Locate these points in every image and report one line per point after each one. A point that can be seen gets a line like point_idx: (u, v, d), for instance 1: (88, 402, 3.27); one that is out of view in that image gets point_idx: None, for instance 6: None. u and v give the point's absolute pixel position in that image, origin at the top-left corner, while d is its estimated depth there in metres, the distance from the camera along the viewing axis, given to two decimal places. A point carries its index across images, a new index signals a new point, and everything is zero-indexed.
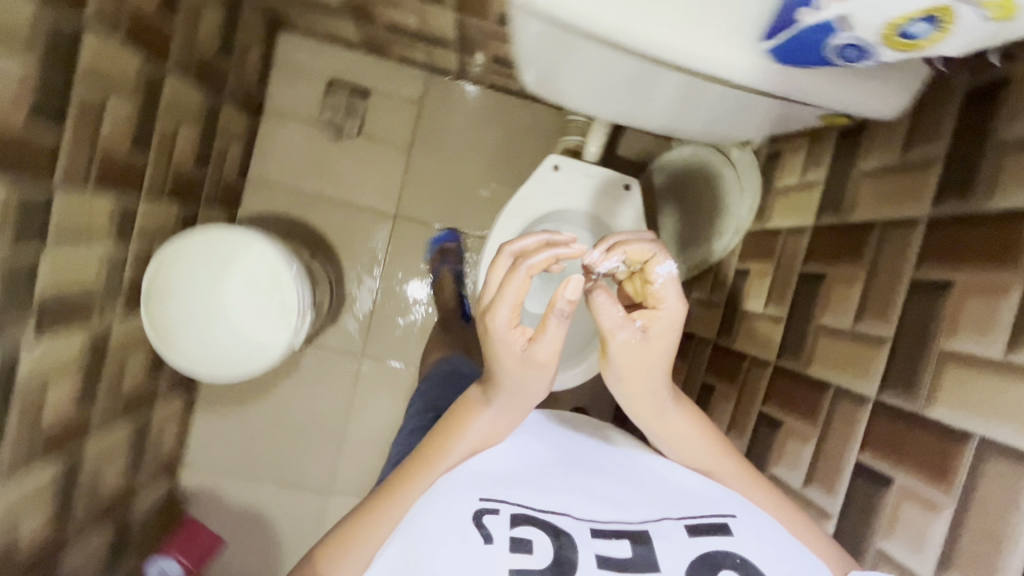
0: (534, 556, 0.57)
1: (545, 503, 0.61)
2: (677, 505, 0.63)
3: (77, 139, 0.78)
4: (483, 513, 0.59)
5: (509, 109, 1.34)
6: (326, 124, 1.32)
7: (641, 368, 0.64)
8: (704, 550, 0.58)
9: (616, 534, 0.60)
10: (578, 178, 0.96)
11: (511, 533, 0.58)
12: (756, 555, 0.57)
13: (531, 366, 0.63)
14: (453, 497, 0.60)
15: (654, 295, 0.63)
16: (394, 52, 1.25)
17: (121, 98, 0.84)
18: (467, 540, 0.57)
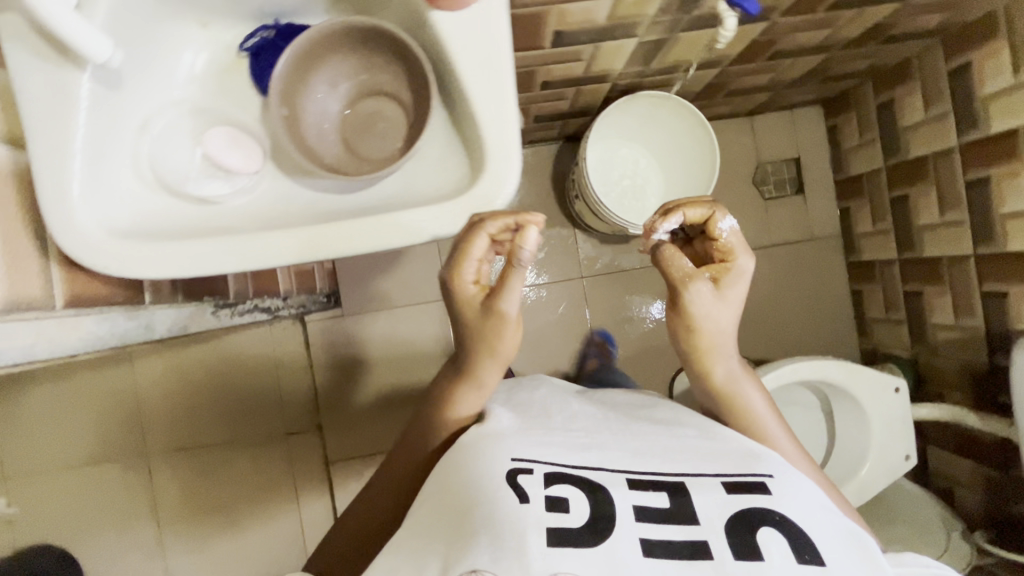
0: (569, 514, 0.56)
1: (577, 460, 0.62)
2: (709, 458, 0.65)
3: (809, 25, 0.89)
4: (517, 472, 0.59)
5: (838, 314, 1.45)
6: (760, 171, 1.45)
7: (713, 330, 0.76)
8: (746, 506, 0.59)
9: (653, 487, 0.60)
10: (893, 415, 1.04)
11: (547, 495, 0.57)
12: (792, 512, 0.59)
13: (495, 319, 0.65)
14: (486, 459, 0.60)
15: (723, 248, 0.76)
16: (853, 204, 1.38)
17: (827, 38, 0.97)
18: (504, 496, 0.56)
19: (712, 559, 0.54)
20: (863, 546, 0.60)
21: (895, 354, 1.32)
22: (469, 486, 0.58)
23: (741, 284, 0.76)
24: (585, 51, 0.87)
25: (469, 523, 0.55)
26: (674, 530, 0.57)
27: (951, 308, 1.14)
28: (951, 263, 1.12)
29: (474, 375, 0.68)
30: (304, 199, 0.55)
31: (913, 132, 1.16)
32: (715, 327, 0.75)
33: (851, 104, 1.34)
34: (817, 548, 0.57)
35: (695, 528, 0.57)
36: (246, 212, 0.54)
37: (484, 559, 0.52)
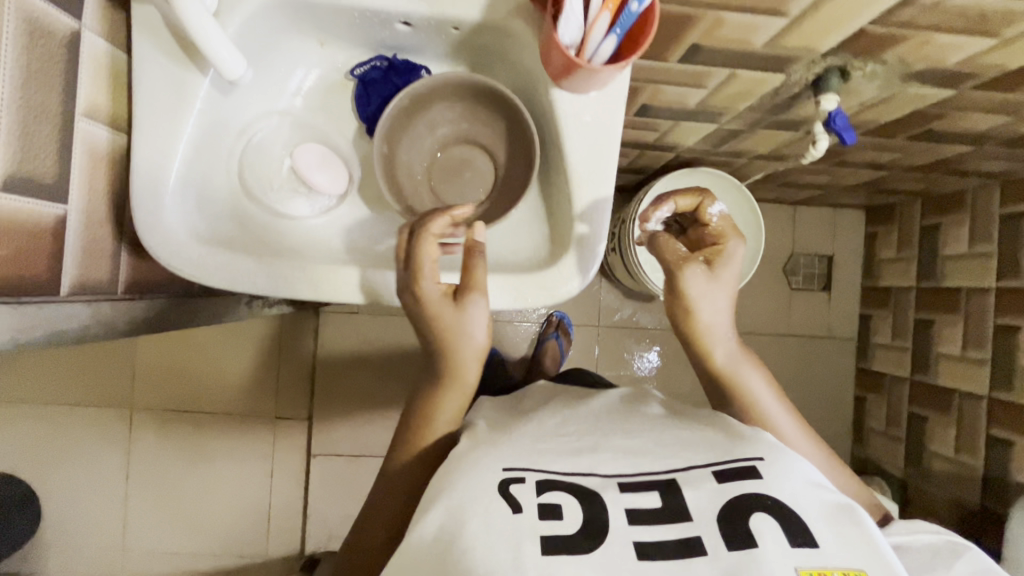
0: (563, 523, 0.48)
1: (567, 465, 0.52)
2: (704, 446, 0.54)
3: (883, 145, 0.90)
4: (508, 484, 0.50)
5: (837, 416, 1.46)
6: (792, 261, 1.46)
7: (715, 326, 0.67)
8: (735, 493, 0.49)
9: (645, 485, 0.50)
10: None
11: (540, 502, 0.49)
12: (789, 496, 0.49)
13: (466, 304, 0.48)
14: (474, 466, 0.51)
15: (714, 231, 0.72)
16: (876, 313, 1.40)
17: (895, 158, 0.98)
18: (494, 504, 0.48)
19: (707, 553, 0.46)
20: (859, 523, 0.47)
21: (886, 469, 1.34)
22: (469, 489, 0.50)
23: (735, 268, 0.69)
24: (664, 125, 0.88)
25: (463, 538, 0.47)
26: (666, 530, 0.47)
27: (954, 442, 1.15)
28: (963, 398, 1.13)
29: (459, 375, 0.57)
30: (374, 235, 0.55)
31: (953, 263, 1.18)
32: (712, 308, 0.66)
33: (895, 218, 1.35)
34: (816, 530, 0.47)
35: (691, 527, 0.47)
36: (324, 236, 0.54)
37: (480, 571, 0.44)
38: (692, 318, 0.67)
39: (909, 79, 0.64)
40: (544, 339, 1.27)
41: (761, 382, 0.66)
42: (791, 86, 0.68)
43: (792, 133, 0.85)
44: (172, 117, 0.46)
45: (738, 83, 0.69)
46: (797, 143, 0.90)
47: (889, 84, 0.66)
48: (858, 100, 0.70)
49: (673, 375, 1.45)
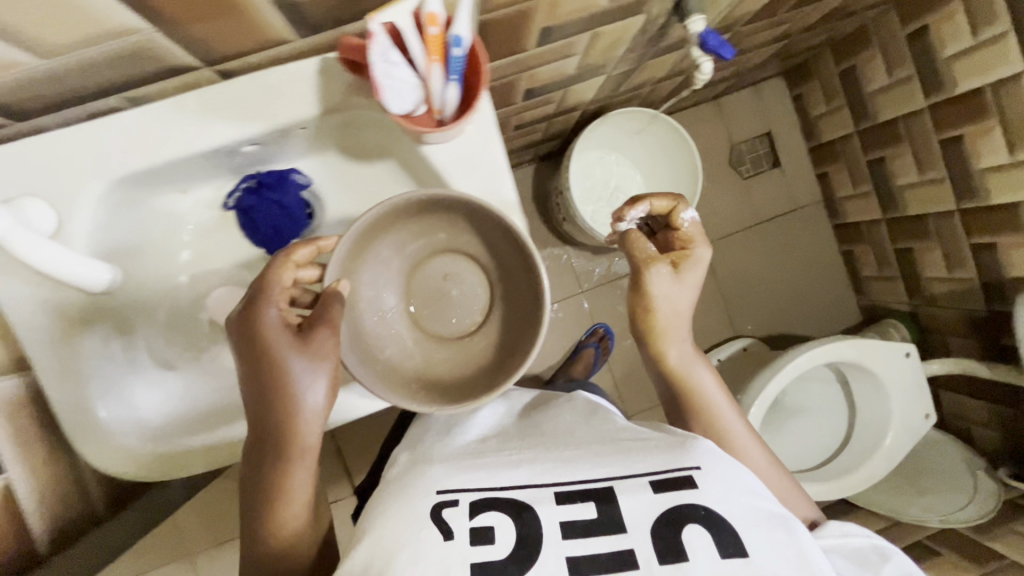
0: (495, 545, 0.51)
1: (507, 481, 0.55)
2: (641, 449, 0.58)
3: (770, 22, 0.88)
4: (441, 505, 0.53)
5: (833, 277, 1.48)
6: (735, 152, 1.45)
7: (671, 319, 0.78)
8: (670, 504, 0.52)
9: (582, 497, 0.53)
10: (908, 376, 1.07)
11: (473, 524, 0.51)
12: (722, 506, 0.52)
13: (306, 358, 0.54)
14: (407, 498, 0.54)
15: (685, 235, 0.78)
16: (831, 169, 1.40)
17: (788, 26, 0.96)
18: (426, 531, 0.51)
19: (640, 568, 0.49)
20: (787, 530, 0.52)
21: (895, 309, 1.36)
22: (388, 523, 0.52)
23: (699, 271, 0.78)
24: (555, 96, 0.85)
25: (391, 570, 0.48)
26: (602, 543, 0.51)
27: (944, 262, 1.16)
28: (937, 219, 1.14)
29: (296, 429, 0.54)
30: None
31: (880, 96, 1.17)
32: (671, 302, 0.76)
33: (812, 73, 1.34)
34: (746, 540, 0.50)
35: (625, 540, 0.51)
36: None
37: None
38: (657, 309, 0.77)
39: None
40: (582, 346, 1.37)
41: (710, 379, 0.79)
42: (655, 19, 0.66)
43: (679, 52, 0.83)
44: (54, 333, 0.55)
45: (603, 38, 0.67)
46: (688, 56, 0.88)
47: None
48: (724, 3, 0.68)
49: None
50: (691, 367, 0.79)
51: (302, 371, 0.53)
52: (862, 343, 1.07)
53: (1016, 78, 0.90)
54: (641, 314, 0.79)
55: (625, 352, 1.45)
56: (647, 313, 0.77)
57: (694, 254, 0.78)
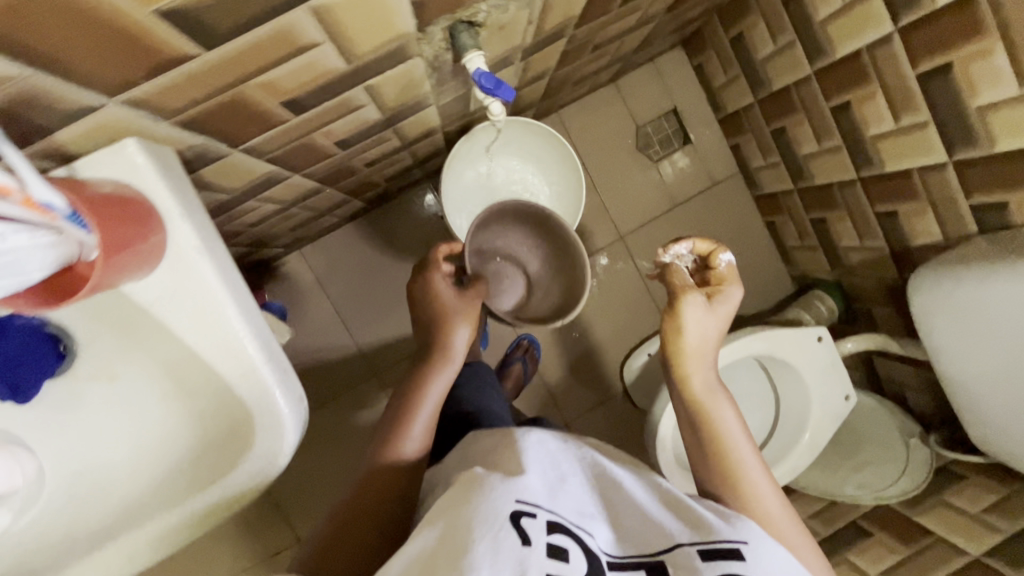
0: (570, 565, 0.51)
1: (574, 520, 0.56)
2: (696, 520, 0.58)
3: (613, 18, 0.80)
4: (521, 513, 0.52)
5: (760, 250, 1.43)
6: (641, 134, 1.38)
7: (700, 342, 0.77)
8: (723, 574, 0.53)
9: (632, 565, 0.55)
10: (822, 361, 1.03)
11: (551, 540, 0.52)
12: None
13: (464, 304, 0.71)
14: (482, 504, 0.52)
15: (721, 275, 0.84)
16: (740, 139, 1.32)
17: (642, 13, 0.88)
18: (505, 538, 0.49)
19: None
20: None
21: (822, 278, 1.31)
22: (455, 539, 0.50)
23: (730, 309, 0.80)
24: (387, 134, 0.79)
25: None
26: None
27: (855, 231, 1.11)
28: (842, 188, 1.08)
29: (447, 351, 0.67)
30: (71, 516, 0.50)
31: (770, 63, 1.09)
32: (701, 330, 0.77)
33: (707, 41, 1.25)
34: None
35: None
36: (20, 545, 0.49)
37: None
38: (684, 337, 0.76)
39: None
40: (509, 362, 1.31)
41: (734, 418, 0.74)
42: (436, 57, 0.59)
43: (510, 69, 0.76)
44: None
45: (386, 85, 0.60)
46: (527, 67, 0.81)
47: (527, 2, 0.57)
48: (516, 22, 0.60)
49: (596, 303, 1.41)
50: (713, 404, 0.75)
51: (460, 313, 0.70)
52: (772, 333, 1.02)
53: (888, 39, 0.82)
54: (668, 346, 0.78)
55: (554, 357, 1.41)
56: (717, 296, 0.80)
57: (732, 291, 0.81)
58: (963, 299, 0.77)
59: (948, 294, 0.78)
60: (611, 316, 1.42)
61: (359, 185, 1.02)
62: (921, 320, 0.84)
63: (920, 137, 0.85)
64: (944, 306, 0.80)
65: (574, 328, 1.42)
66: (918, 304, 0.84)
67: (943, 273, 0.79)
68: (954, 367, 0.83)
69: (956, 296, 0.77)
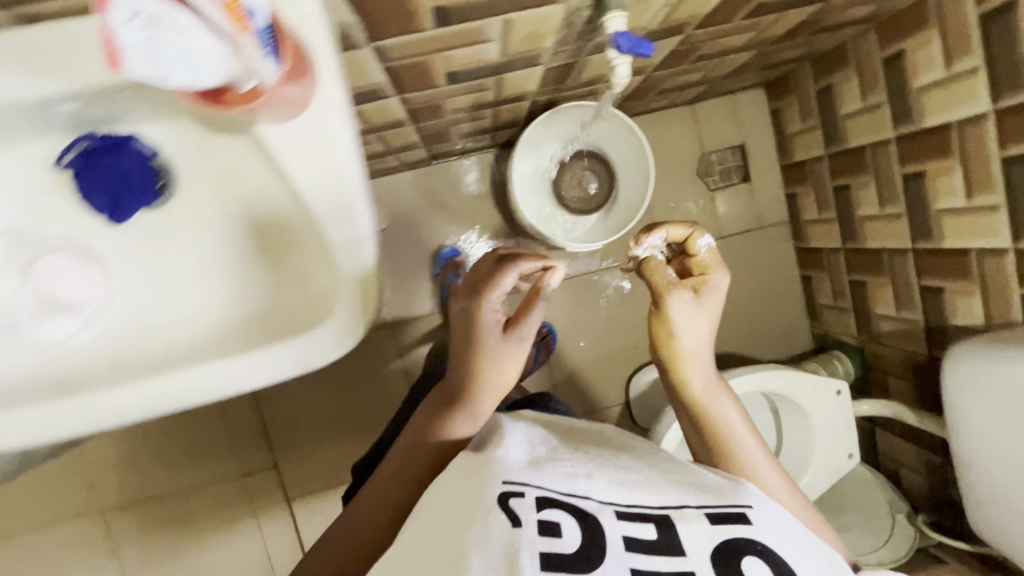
0: (565, 539, 0.55)
1: (564, 487, 0.59)
2: (713, 486, 0.63)
3: (728, 31, 0.83)
4: (509, 495, 0.57)
5: (789, 302, 1.45)
6: (704, 160, 1.40)
7: (693, 348, 0.79)
8: (726, 536, 0.57)
9: (641, 518, 0.58)
10: (836, 416, 1.04)
11: (540, 517, 0.56)
12: (774, 541, 0.58)
13: (513, 342, 0.69)
14: (477, 487, 0.58)
15: (701, 264, 0.80)
16: (799, 190, 1.34)
17: (753, 35, 0.90)
18: (496, 519, 0.55)
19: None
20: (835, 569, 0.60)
21: (844, 340, 1.33)
22: (451, 523, 0.56)
23: (719, 298, 0.79)
24: (489, 82, 0.80)
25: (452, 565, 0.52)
26: (661, 560, 0.55)
27: (893, 300, 1.13)
28: (893, 256, 1.10)
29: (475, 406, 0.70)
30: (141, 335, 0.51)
31: (853, 120, 1.12)
32: (694, 334, 0.78)
33: (791, 86, 1.28)
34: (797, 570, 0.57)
35: (683, 560, 0.55)
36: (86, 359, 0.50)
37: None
38: (678, 340, 0.78)
39: None
40: None
41: (735, 413, 0.79)
42: (576, 11, 0.61)
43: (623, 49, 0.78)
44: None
45: (519, 25, 0.61)
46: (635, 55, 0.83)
47: None
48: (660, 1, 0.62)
49: (620, 311, 1.43)
50: (714, 403, 0.79)
51: (495, 356, 0.68)
52: (795, 378, 1.03)
53: (981, 118, 0.85)
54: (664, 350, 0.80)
55: (567, 353, 1.42)
56: (701, 283, 0.79)
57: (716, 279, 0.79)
58: (993, 375, 0.78)
59: (979, 367, 0.80)
60: (631, 329, 1.43)
61: (436, 132, 1.04)
62: (944, 385, 0.86)
63: (988, 218, 0.87)
64: (972, 379, 0.81)
65: (594, 331, 1.43)
66: (948, 368, 0.85)
67: (982, 348, 0.80)
68: (968, 440, 0.84)
69: (986, 372, 0.79)
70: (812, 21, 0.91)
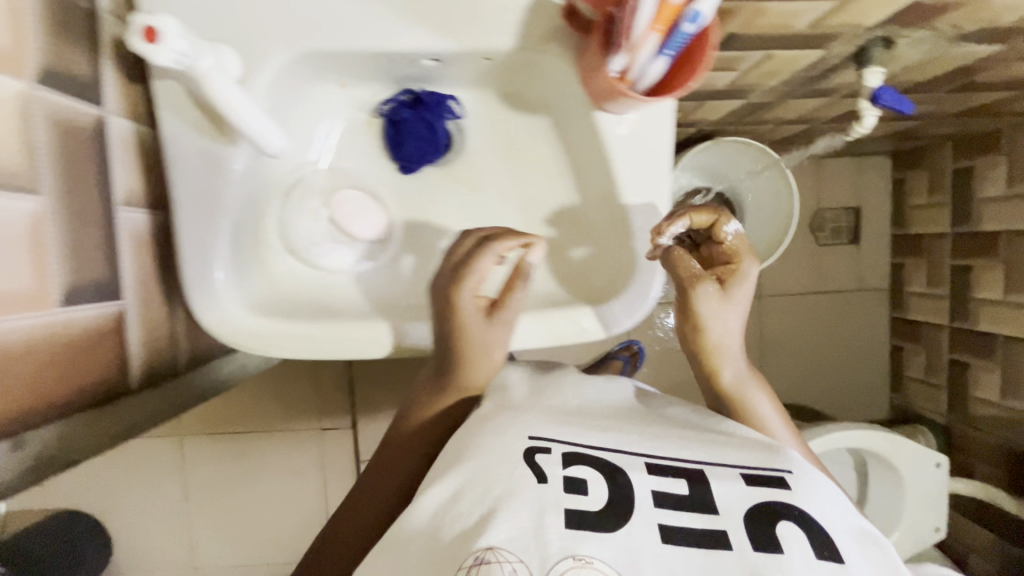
0: (593, 497, 0.41)
1: (600, 439, 0.45)
2: (744, 444, 0.47)
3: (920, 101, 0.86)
4: (535, 450, 0.44)
5: (873, 367, 1.46)
6: (818, 216, 1.42)
7: (717, 336, 0.58)
8: (764, 497, 0.42)
9: (675, 471, 0.44)
10: (931, 488, 1.06)
11: (569, 477, 0.42)
12: (814, 506, 0.42)
13: (502, 331, 0.50)
14: (491, 436, 0.45)
15: (729, 250, 0.60)
16: (908, 262, 1.37)
17: (933, 108, 0.94)
18: (521, 473, 0.42)
19: (731, 550, 0.40)
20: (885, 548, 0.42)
21: (927, 416, 1.34)
22: (466, 453, 0.44)
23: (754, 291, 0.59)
24: (686, 106, 0.84)
25: (477, 485, 0.42)
26: (692, 518, 0.41)
27: (1000, 387, 1.14)
28: (1009, 343, 1.12)
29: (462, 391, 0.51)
30: (422, 269, 0.54)
31: (991, 205, 1.14)
32: (725, 330, 0.58)
33: (924, 162, 1.31)
34: (839, 542, 0.41)
35: (715, 520, 0.41)
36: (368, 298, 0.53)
37: (506, 531, 0.39)
38: (702, 334, 0.58)
39: (959, 41, 0.60)
40: (615, 358, 1.33)
41: (769, 402, 0.56)
42: (831, 59, 0.64)
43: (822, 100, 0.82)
44: (208, 192, 0.44)
45: (767, 63, 0.65)
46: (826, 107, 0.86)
47: (934, 48, 0.62)
48: (904, 64, 0.66)
49: None
50: (744, 381, 0.57)
51: (501, 340, 0.50)
52: (900, 444, 1.05)
53: None
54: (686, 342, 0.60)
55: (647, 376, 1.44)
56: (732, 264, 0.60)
57: (745, 268, 0.59)
58: None
59: None
60: None
61: None
62: None
63: None
64: None
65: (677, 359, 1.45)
66: None
67: None
68: None
69: None
70: (992, 106, 0.94)
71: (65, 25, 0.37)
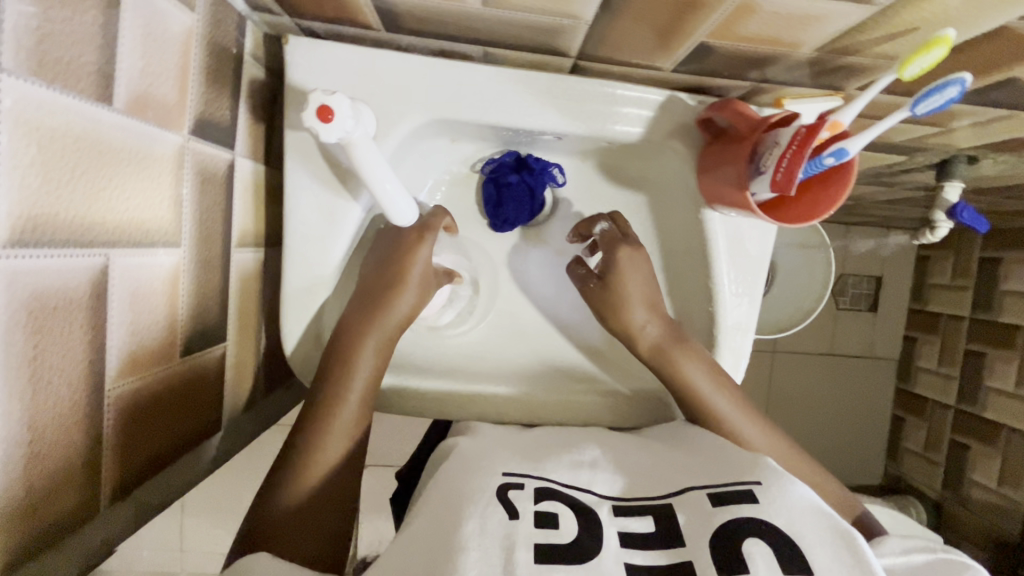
0: (565, 534, 0.34)
1: (569, 474, 0.39)
2: (712, 463, 0.40)
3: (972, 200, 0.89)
4: (507, 486, 0.37)
5: (873, 433, 1.49)
6: (840, 280, 1.44)
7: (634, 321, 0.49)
8: (728, 517, 0.35)
9: (638, 510, 0.36)
10: None
11: (540, 513, 0.35)
12: (784, 517, 0.35)
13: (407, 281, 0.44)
14: (471, 464, 0.39)
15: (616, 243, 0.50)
16: (922, 337, 1.40)
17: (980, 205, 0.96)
18: (488, 504, 0.35)
19: None
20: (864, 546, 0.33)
21: (920, 488, 1.38)
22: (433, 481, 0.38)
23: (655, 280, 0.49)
24: None
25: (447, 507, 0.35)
26: (656, 556, 0.34)
27: (997, 474, 1.17)
28: (1012, 433, 1.14)
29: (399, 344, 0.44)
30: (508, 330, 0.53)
31: (1013, 298, 1.17)
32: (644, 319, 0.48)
33: (951, 244, 1.34)
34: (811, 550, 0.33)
35: (680, 553, 0.34)
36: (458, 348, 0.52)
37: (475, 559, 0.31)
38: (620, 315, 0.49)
39: None
40: None
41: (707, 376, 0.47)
42: (911, 163, 0.65)
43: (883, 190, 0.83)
44: (320, 246, 0.44)
45: None
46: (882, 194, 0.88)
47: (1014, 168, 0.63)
48: (978, 175, 0.67)
49: None
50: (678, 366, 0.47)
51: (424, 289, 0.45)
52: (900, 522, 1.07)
53: None
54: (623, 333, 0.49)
55: None
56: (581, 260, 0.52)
57: (624, 262, 0.48)
58: None
59: None
60: None
61: None
62: None
63: None
64: None
65: None
66: None
67: None
68: None
69: None
70: None
71: (218, 75, 0.37)
